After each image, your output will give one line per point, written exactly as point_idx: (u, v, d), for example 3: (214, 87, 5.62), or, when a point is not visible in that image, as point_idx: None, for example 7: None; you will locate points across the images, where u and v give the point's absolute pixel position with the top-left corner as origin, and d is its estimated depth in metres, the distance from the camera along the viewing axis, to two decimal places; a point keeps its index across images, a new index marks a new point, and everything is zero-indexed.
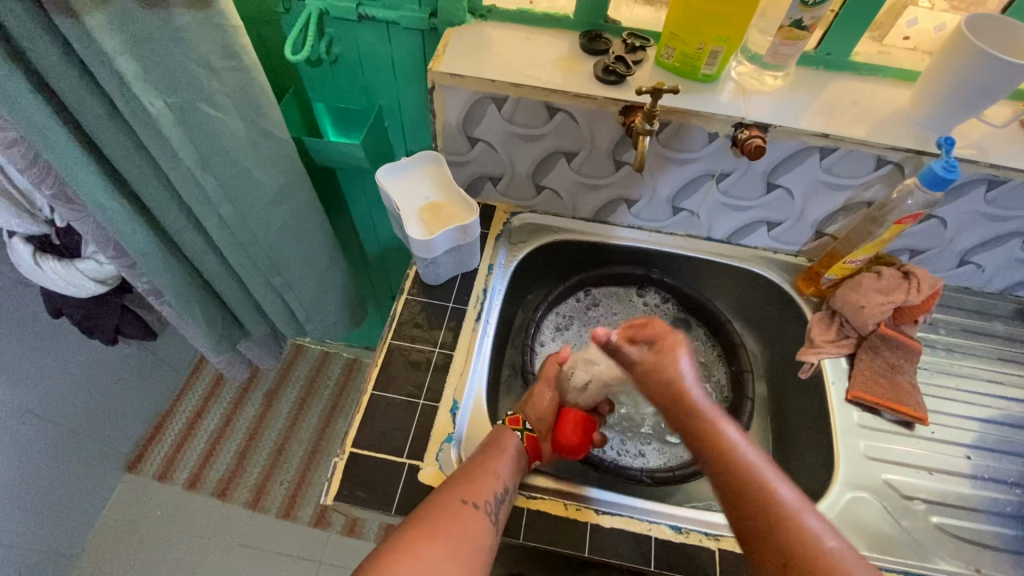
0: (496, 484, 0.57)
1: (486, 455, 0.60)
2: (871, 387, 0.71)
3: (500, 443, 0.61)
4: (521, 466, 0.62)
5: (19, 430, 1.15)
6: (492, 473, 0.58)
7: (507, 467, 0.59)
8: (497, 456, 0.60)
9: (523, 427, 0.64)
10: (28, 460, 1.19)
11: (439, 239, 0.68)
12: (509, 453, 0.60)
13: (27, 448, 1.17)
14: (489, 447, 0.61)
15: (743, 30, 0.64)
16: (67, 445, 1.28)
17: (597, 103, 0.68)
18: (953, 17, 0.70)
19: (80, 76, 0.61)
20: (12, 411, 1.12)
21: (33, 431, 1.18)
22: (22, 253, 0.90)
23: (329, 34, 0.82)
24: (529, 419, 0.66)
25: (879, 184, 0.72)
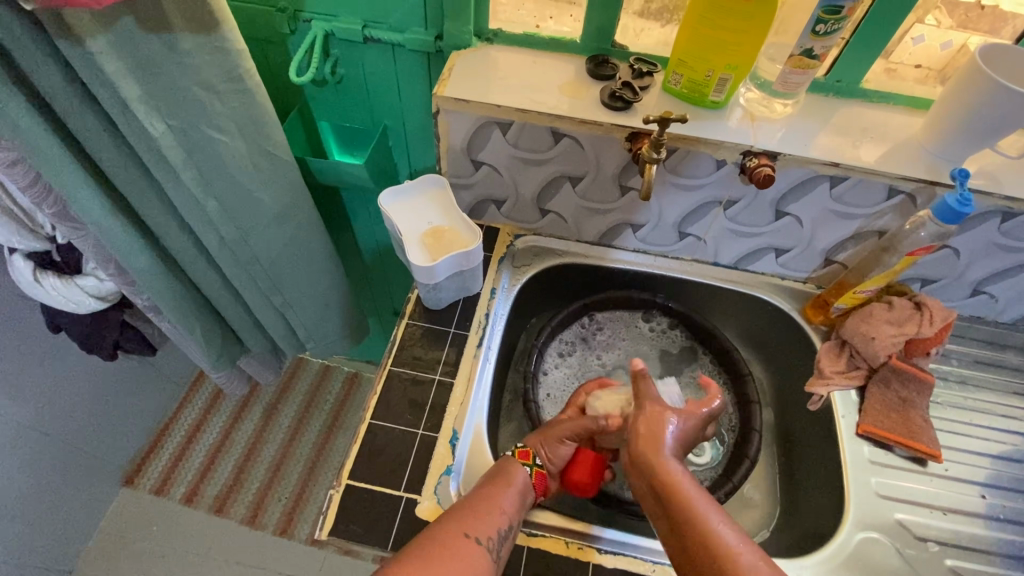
0: (500, 518, 0.56)
1: (490, 488, 0.58)
2: (881, 422, 0.69)
3: (506, 476, 0.60)
4: (526, 500, 0.60)
5: (16, 444, 1.13)
6: (497, 506, 0.56)
7: (512, 501, 0.58)
8: (502, 489, 0.58)
9: (532, 462, 0.62)
10: (25, 475, 1.17)
11: (441, 265, 0.67)
12: (514, 486, 0.59)
13: (24, 462, 1.16)
14: (493, 479, 0.59)
15: (753, 57, 0.63)
16: (64, 459, 1.27)
17: (604, 129, 0.67)
18: (960, 35, 0.66)
19: (82, 98, 0.61)
20: (8, 425, 1.10)
21: (29, 445, 1.17)
22: (22, 269, 0.89)
23: (334, 55, 0.82)
24: (540, 452, 0.63)
25: (890, 214, 0.70)
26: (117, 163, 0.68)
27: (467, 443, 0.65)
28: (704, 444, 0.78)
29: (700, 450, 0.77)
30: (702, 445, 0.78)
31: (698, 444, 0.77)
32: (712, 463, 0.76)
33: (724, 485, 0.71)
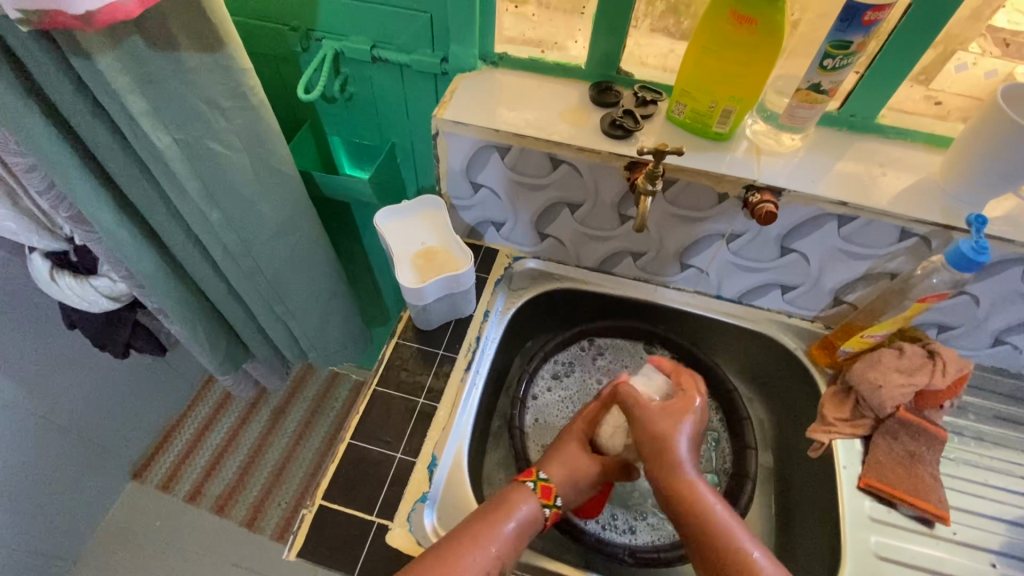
0: (489, 563, 0.52)
1: (485, 524, 0.54)
2: (885, 476, 0.65)
3: (507, 512, 0.56)
4: (525, 537, 0.56)
5: (28, 434, 1.17)
6: (487, 549, 0.52)
7: (506, 543, 0.54)
8: (498, 529, 0.54)
9: (553, 502, 0.59)
10: (34, 465, 1.21)
11: (430, 287, 0.67)
12: (514, 524, 0.55)
13: (35, 452, 1.20)
14: (497, 509, 0.56)
15: (758, 90, 0.61)
16: (74, 451, 1.30)
17: (602, 157, 0.66)
18: (1007, 64, 0.63)
19: (93, 111, 0.63)
20: (22, 416, 1.14)
21: (41, 437, 1.20)
22: (39, 267, 0.93)
23: (345, 73, 0.84)
24: (560, 492, 0.61)
25: (904, 256, 0.67)
26: (127, 174, 0.70)
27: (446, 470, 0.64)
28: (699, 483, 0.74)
29: None
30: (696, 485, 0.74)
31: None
32: None
33: None
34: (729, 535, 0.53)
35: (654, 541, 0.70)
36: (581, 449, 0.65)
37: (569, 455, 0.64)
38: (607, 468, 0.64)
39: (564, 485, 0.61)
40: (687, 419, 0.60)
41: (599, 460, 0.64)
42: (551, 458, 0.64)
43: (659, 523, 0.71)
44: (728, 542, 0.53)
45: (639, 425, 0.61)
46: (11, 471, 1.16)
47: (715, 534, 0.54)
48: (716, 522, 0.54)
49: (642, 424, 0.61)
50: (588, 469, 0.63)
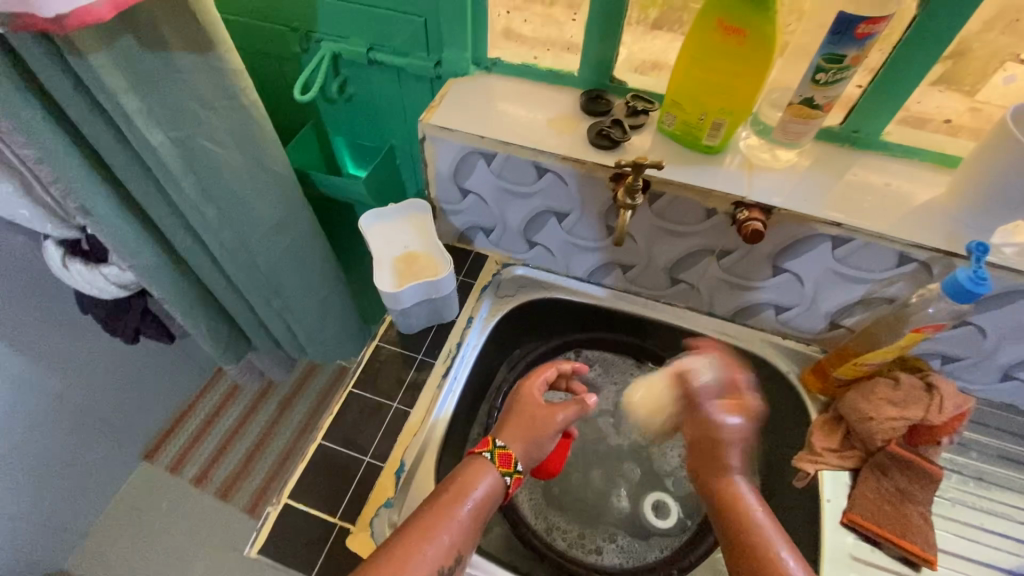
0: (444, 553, 0.52)
1: (438, 511, 0.54)
2: (870, 512, 0.62)
3: (462, 494, 0.55)
4: (487, 513, 0.56)
5: (52, 421, 1.18)
6: (441, 539, 0.52)
7: (462, 529, 0.54)
8: (451, 515, 0.53)
9: (513, 470, 0.59)
10: (57, 451, 1.22)
11: (407, 292, 0.69)
12: (470, 506, 0.55)
13: (56, 438, 1.21)
14: (447, 494, 0.55)
15: (749, 103, 0.59)
16: (96, 439, 1.30)
17: (587, 167, 0.65)
18: None
19: (93, 109, 0.64)
20: (44, 401, 1.15)
21: (64, 423, 1.21)
22: (52, 254, 0.95)
23: (344, 75, 0.84)
24: (519, 456, 0.60)
25: (903, 282, 0.63)
26: (131, 174, 0.72)
27: (414, 476, 0.65)
28: (669, 506, 0.73)
29: (662, 513, 0.73)
30: (666, 509, 0.73)
31: (661, 508, 0.73)
32: (675, 531, 0.71)
33: (681, 559, 0.68)
34: (760, 536, 0.53)
35: (622, 564, 0.69)
36: (535, 400, 0.65)
37: (523, 414, 0.64)
38: (566, 412, 0.64)
39: (520, 447, 0.61)
40: (735, 415, 0.62)
41: (557, 408, 0.64)
42: (507, 421, 0.64)
43: (630, 544, 0.70)
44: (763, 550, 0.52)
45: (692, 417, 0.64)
46: (33, 456, 1.17)
47: (750, 539, 0.53)
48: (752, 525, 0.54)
49: (695, 422, 0.64)
50: (547, 419, 0.63)
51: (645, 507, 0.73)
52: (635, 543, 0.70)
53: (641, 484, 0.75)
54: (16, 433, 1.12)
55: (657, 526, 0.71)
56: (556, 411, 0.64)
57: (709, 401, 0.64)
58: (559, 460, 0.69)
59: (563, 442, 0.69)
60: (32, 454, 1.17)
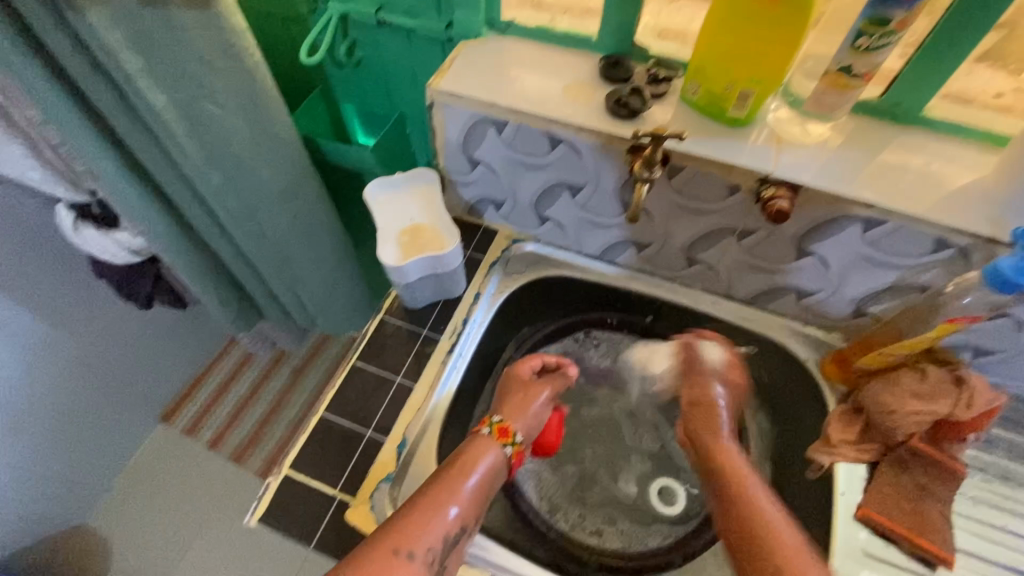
0: (449, 525, 0.51)
1: (443, 483, 0.53)
2: (885, 507, 0.60)
3: (468, 468, 0.55)
4: (491, 487, 0.56)
5: (69, 383, 1.19)
6: (446, 510, 0.51)
7: (468, 501, 0.53)
8: (456, 488, 0.53)
9: (512, 440, 0.59)
10: (75, 413, 1.23)
11: (411, 266, 0.68)
12: (475, 479, 0.54)
13: (74, 401, 1.22)
14: (451, 466, 0.55)
15: (781, 72, 0.54)
16: (115, 402, 1.32)
17: (603, 138, 0.61)
18: None
19: (94, 70, 0.61)
20: (62, 363, 1.16)
21: (82, 385, 1.23)
22: (64, 218, 0.91)
23: (352, 37, 0.81)
24: (517, 430, 0.60)
25: (937, 269, 0.59)
26: (137, 139, 0.70)
27: (416, 452, 0.64)
28: (676, 492, 0.71)
29: (669, 500, 0.71)
30: (673, 494, 0.71)
31: (668, 493, 0.71)
32: (678, 516, 0.70)
33: (685, 545, 0.67)
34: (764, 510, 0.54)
35: (623, 548, 0.67)
36: (522, 377, 0.65)
37: (514, 394, 0.64)
38: (551, 388, 0.65)
39: (519, 421, 0.61)
40: (717, 386, 0.66)
41: (544, 386, 0.65)
42: (508, 404, 0.62)
43: (630, 529, 0.68)
44: (760, 513, 0.54)
45: (689, 380, 0.69)
46: (52, 418, 1.19)
47: (749, 504, 0.55)
48: (747, 489, 0.56)
49: (692, 385, 0.68)
50: (534, 396, 0.63)
51: (651, 491, 0.72)
52: (636, 527, 0.69)
53: (647, 473, 0.73)
54: (34, 395, 1.13)
55: (661, 512, 0.70)
56: (541, 388, 0.64)
57: (707, 369, 0.68)
58: (557, 433, 0.69)
59: (556, 417, 0.69)
60: (51, 416, 1.18)
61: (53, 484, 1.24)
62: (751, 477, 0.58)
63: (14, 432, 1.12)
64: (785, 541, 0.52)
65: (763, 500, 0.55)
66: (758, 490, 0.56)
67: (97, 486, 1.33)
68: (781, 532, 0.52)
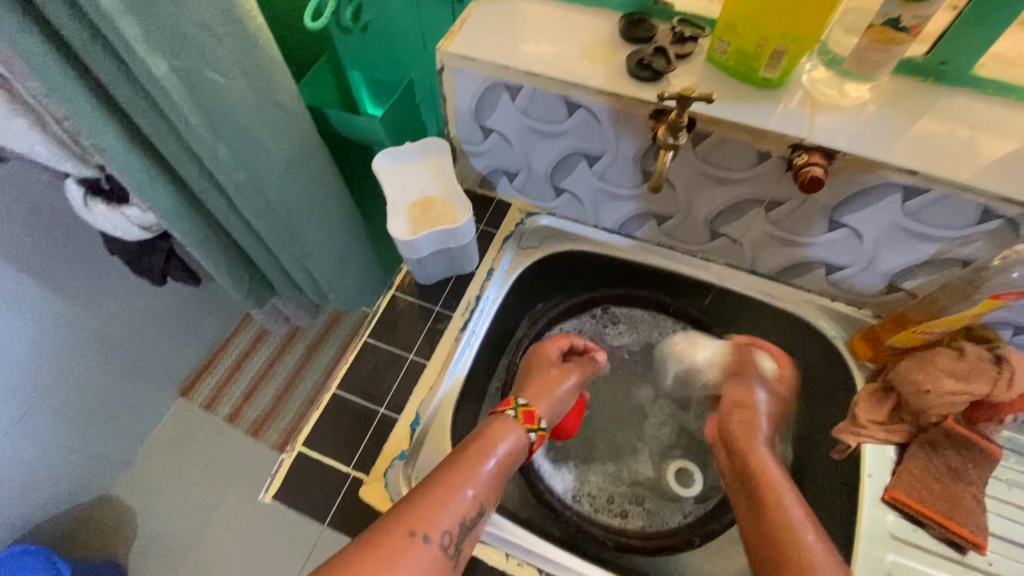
0: (466, 507, 0.49)
1: (464, 464, 0.52)
2: (916, 491, 0.57)
3: (486, 451, 0.53)
4: (510, 472, 0.54)
5: (86, 358, 1.20)
6: (465, 493, 0.50)
7: (487, 485, 0.52)
8: (476, 469, 0.52)
9: (537, 426, 0.59)
10: (94, 388, 1.25)
11: (422, 240, 0.65)
12: (494, 461, 0.53)
13: (93, 375, 1.23)
14: (470, 447, 0.54)
15: (821, 27, 0.50)
16: (133, 376, 1.33)
17: (623, 103, 0.57)
18: None
19: (91, 37, 0.58)
20: (78, 340, 1.17)
21: (99, 361, 1.23)
22: (74, 194, 0.88)
23: (359, 0, 0.77)
24: (542, 414, 0.60)
25: (981, 242, 0.55)
26: (140, 111, 0.67)
27: (429, 430, 0.64)
28: (693, 475, 0.73)
29: (687, 480, 0.73)
30: (691, 477, 0.73)
31: (685, 474, 0.73)
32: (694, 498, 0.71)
33: (707, 525, 0.67)
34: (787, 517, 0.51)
35: (645, 526, 0.69)
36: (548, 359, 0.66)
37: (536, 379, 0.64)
38: (576, 374, 0.66)
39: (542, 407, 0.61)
40: (761, 394, 0.64)
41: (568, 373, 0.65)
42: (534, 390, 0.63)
43: (652, 508, 0.70)
44: (792, 530, 0.50)
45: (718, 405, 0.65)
46: (71, 393, 1.20)
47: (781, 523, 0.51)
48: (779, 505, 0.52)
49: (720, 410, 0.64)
50: (557, 383, 0.64)
51: (669, 473, 0.73)
52: (658, 506, 0.71)
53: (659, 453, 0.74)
54: (52, 370, 1.14)
55: (680, 492, 0.72)
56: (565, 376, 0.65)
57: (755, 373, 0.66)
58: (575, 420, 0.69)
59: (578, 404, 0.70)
60: (70, 389, 1.20)
61: (76, 456, 1.26)
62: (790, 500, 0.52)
63: (35, 407, 1.14)
64: (812, 555, 0.47)
65: (798, 521, 0.50)
66: (790, 503, 0.52)
67: (119, 458, 1.36)
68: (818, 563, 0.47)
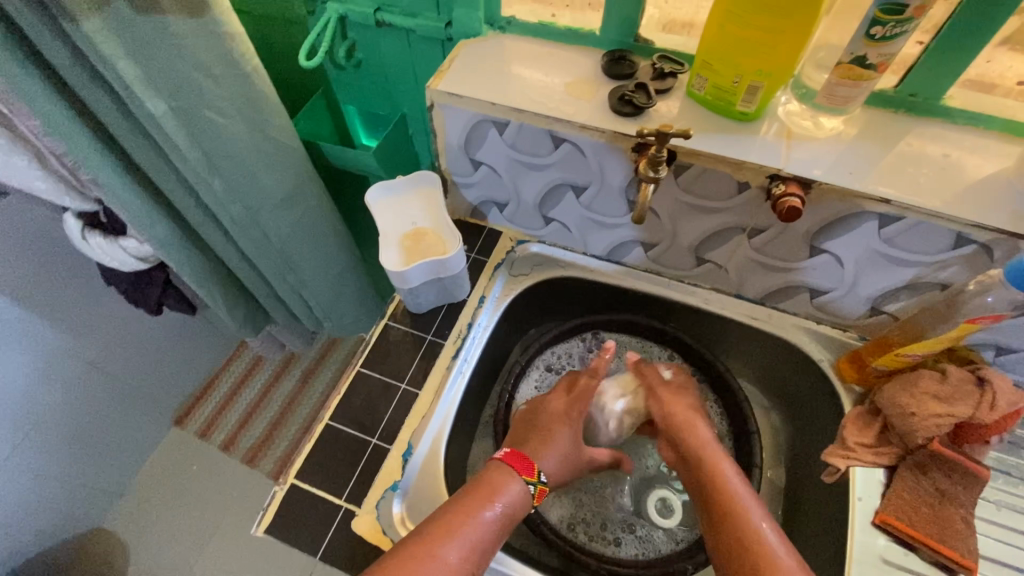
0: (469, 555, 0.49)
1: (468, 507, 0.52)
2: (907, 515, 0.57)
3: (492, 497, 0.54)
4: (511, 519, 0.54)
5: (80, 389, 1.20)
6: (468, 538, 0.50)
7: (487, 530, 0.51)
8: (480, 514, 0.52)
9: (537, 480, 0.57)
10: (88, 418, 1.24)
11: (413, 270, 0.67)
12: (499, 508, 0.53)
13: (87, 405, 1.23)
14: (478, 490, 0.54)
15: (792, 64, 0.52)
16: (127, 406, 1.32)
17: (606, 136, 0.59)
18: None
19: (91, 77, 0.60)
20: (72, 371, 1.17)
21: (93, 391, 1.23)
22: (72, 227, 0.90)
23: (352, 38, 0.80)
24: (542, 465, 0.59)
25: (958, 266, 0.57)
26: (137, 148, 0.69)
27: (421, 460, 0.64)
28: (672, 505, 0.72)
29: (667, 510, 0.72)
30: (670, 507, 0.72)
31: (665, 505, 0.72)
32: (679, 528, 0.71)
33: (696, 554, 0.66)
34: (732, 493, 0.54)
35: (638, 555, 0.69)
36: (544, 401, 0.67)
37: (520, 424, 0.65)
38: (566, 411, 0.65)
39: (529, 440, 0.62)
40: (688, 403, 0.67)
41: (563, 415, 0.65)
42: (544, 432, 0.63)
43: (646, 536, 0.70)
44: (741, 515, 0.52)
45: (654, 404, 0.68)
46: (64, 424, 1.19)
47: (728, 505, 0.53)
48: (728, 492, 0.54)
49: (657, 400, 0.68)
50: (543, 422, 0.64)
51: (649, 504, 0.72)
52: (650, 533, 0.71)
53: (647, 480, 0.74)
54: (45, 401, 1.13)
55: (661, 521, 0.71)
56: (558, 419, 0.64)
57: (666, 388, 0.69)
58: None
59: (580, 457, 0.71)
60: (63, 420, 1.19)
61: (68, 488, 1.25)
62: (736, 482, 0.55)
63: (28, 439, 1.13)
64: (768, 546, 0.49)
65: (748, 506, 0.53)
66: (729, 474, 0.56)
67: (112, 489, 1.35)
68: (757, 518, 0.52)
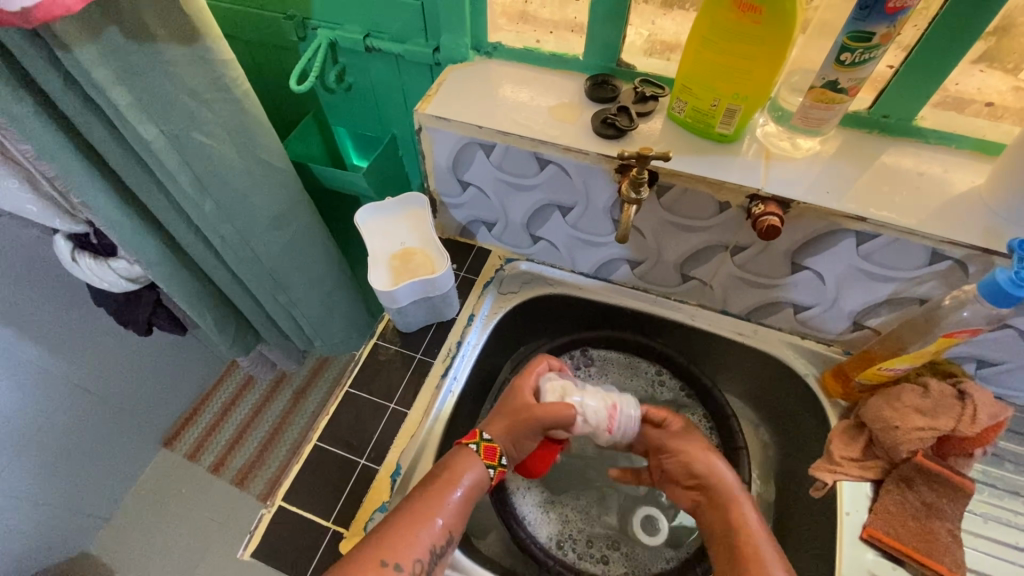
0: (436, 535, 0.52)
1: (429, 496, 0.53)
2: (894, 530, 0.58)
3: (453, 482, 0.55)
4: (475, 503, 0.56)
5: (69, 410, 1.18)
6: (433, 523, 0.52)
7: (452, 512, 0.54)
8: (442, 501, 0.53)
9: (480, 437, 0.58)
10: (76, 440, 1.22)
11: (402, 290, 0.67)
12: (461, 490, 0.55)
13: (74, 427, 1.21)
14: (439, 477, 0.55)
15: (767, 88, 0.54)
16: (116, 427, 1.31)
17: (590, 158, 0.61)
18: None
19: (83, 102, 0.61)
20: (61, 392, 1.15)
21: (82, 412, 1.22)
22: (62, 248, 0.90)
23: (342, 63, 0.82)
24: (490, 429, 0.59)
25: (935, 281, 0.58)
26: (128, 170, 0.70)
27: (410, 479, 0.63)
28: (659, 523, 0.72)
29: (653, 528, 0.71)
30: (656, 524, 0.72)
31: (651, 522, 0.72)
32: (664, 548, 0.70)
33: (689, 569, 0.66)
34: (750, 535, 0.55)
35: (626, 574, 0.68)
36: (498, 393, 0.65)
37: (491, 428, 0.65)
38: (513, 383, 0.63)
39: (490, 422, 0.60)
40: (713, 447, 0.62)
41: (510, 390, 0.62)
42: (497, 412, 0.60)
43: (633, 554, 0.70)
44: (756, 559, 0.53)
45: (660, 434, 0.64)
46: (51, 446, 1.18)
47: (746, 547, 0.54)
48: (749, 534, 0.55)
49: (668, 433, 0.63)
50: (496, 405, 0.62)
51: (635, 521, 0.72)
52: (637, 551, 0.70)
53: (632, 497, 0.74)
54: (33, 423, 1.12)
55: (647, 539, 0.70)
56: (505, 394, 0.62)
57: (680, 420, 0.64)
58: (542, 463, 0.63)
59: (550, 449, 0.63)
60: (50, 443, 1.17)
61: (54, 512, 1.22)
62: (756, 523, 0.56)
63: (13, 463, 1.11)
64: None
65: (766, 550, 0.54)
66: (751, 518, 0.57)
67: (98, 513, 1.32)
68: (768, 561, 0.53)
